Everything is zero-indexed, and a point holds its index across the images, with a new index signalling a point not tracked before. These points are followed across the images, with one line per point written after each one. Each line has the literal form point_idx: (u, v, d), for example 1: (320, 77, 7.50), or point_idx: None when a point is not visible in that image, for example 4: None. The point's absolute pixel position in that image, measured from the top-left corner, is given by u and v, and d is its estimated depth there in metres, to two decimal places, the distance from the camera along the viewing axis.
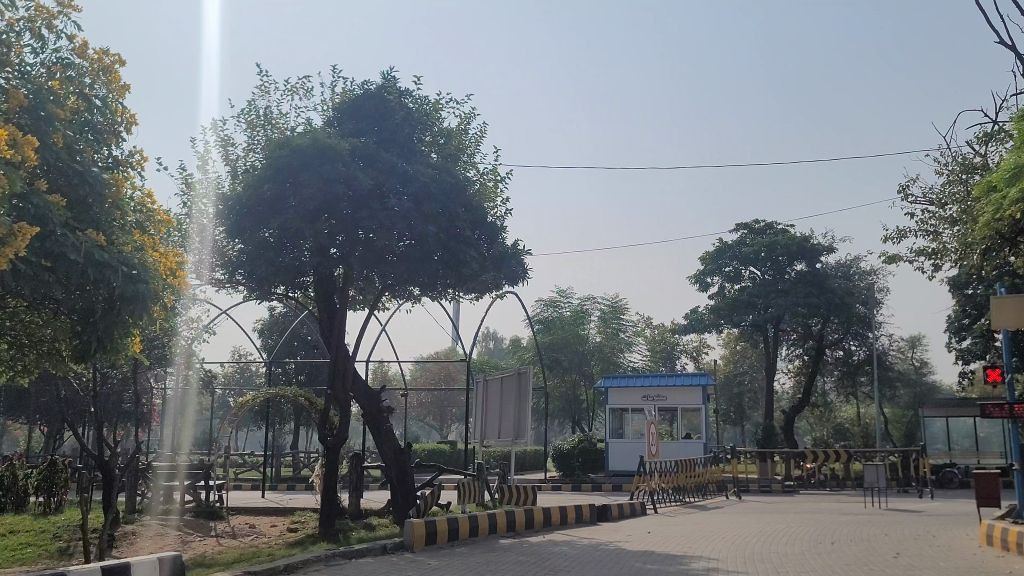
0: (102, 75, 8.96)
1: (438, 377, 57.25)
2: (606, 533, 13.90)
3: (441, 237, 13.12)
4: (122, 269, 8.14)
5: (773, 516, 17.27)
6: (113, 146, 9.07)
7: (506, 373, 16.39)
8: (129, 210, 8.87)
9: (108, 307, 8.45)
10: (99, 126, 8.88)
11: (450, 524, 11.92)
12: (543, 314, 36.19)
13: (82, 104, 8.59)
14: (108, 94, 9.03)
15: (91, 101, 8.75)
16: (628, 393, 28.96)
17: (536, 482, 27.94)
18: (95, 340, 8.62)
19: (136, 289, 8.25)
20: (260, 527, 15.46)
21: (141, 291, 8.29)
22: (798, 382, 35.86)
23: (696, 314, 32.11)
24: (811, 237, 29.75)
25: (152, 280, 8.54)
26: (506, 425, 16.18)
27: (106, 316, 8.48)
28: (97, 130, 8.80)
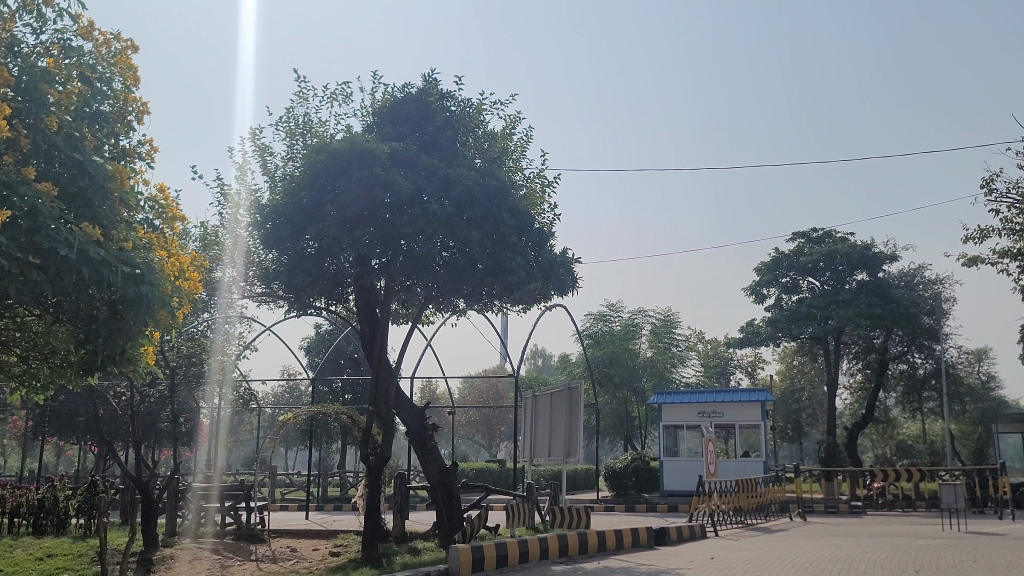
0: (108, 58, 8.78)
1: (486, 395, 56.55)
2: (666, 559, 13.04)
3: (485, 243, 12.43)
4: (123, 268, 7.87)
5: (843, 540, 16.22)
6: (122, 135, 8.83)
7: (557, 387, 15.57)
8: (134, 204, 8.51)
9: (113, 312, 8.25)
10: (107, 113, 8.68)
11: (498, 549, 11.16)
12: (593, 328, 35.31)
13: (85, 87, 8.39)
14: (115, 79, 8.84)
15: (95, 84, 8.55)
16: (682, 409, 27.94)
17: (588, 502, 27.01)
18: (100, 346, 8.36)
19: (140, 291, 8.00)
20: (302, 550, 14.86)
21: (144, 293, 8.03)
22: (860, 397, 34.41)
23: (752, 327, 30.99)
24: (873, 245, 28.52)
25: (157, 282, 8.27)
26: (557, 443, 15.35)
27: (111, 320, 8.28)
28: (103, 117, 8.61)
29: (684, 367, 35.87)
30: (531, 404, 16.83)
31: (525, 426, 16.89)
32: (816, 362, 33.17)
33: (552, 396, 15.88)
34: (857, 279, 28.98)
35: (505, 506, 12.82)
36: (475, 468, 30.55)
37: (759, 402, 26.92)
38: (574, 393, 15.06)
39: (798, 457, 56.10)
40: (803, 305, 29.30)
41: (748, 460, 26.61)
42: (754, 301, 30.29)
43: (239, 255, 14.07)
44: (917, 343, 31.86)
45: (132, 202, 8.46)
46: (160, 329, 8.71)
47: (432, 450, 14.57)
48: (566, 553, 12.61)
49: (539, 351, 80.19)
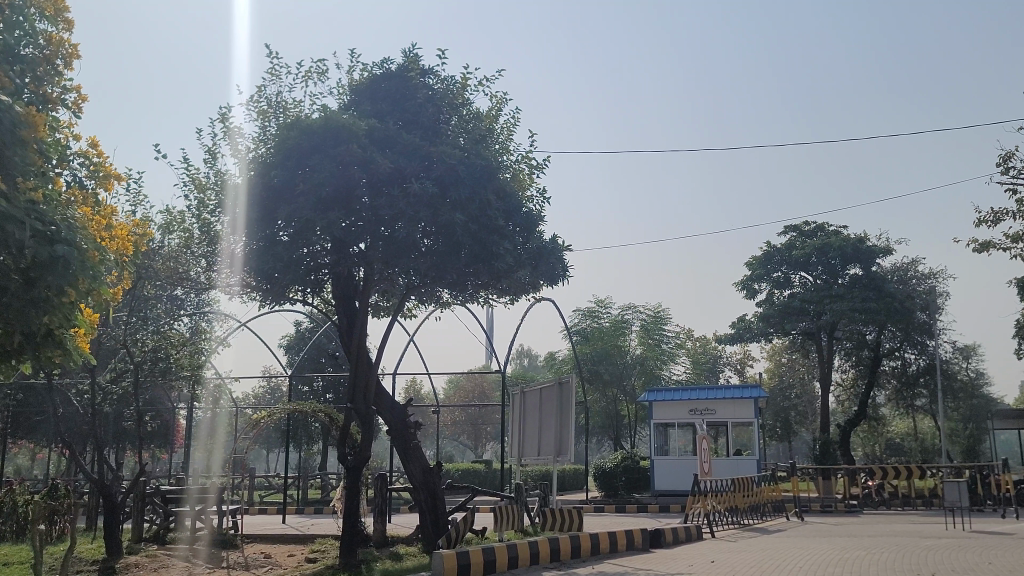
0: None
1: (472, 394, 55.76)
2: (664, 563, 12.28)
3: (471, 227, 11.65)
4: (31, 224, 6.67)
5: (845, 541, 15.51)
6: (46, 78, 8.00)
7: (547, 382, 14.76)
8: (48, 154, 7.45)
9: (23, 284, 6.93)
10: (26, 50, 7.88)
11: (485, 555, 10.34)
12: (581, 325, 34.53)
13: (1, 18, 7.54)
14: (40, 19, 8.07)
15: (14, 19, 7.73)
16: (673, 407, 27.23)
17: (577, 503, 26.26)
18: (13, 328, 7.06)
19: (54, 250, 6.80)
20: (277, 557, 14.02)
21: (60, 252, 6.83)
22: (852, 394, 33.77)
23: (744, 323, 30.31)
24: (867, 238, 27.88)
25: (77, 243, 7.10)
26: (547, 441, 14.54)
27: (23, 296, 6.95)
28: (23, 56, 7.79)
29: (674, 364, 35.19)
30: (519, 401, 16.02)
31: (513, 424, 16.07)
32: (808, 359, 32.53)
33: (542, 392, 15.07)
34: (850, 273, 28.36)
35: (494, 507, 12.03)
36: (461, 468, 29.74)
37: (752, 399, 26.28)
38: (565, 388, 14.25)
39: (787, 456, 55.58)
40: (796, 299, 28.63)
41: (741, 459, 25.94)
42: (746, 296, 29.62)
43: (209, 244, 13.22)
44: (911, 339, 31.27)
45: (46, 152, 7.40)
46: (79, 302, 7.50)
47: (415, 450, 13.74)
48: (558, 557, 11.82)
49: (526, 350, 79.41)
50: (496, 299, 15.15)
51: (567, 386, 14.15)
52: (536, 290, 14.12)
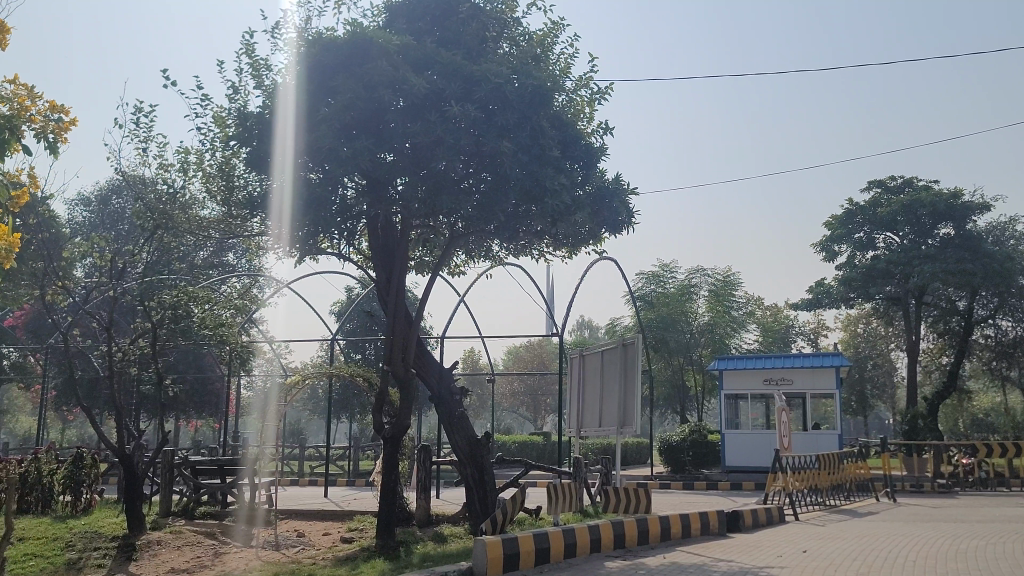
0: None
1: (533, 365, 54.43)
2: (748, 553, 10.53)
3: (521, 157, 10.07)
4: None
5: (953, 527, 13.55)
6: None
7: (610, 346, 13.09)
8: None
9: None
10: None
11: (537, 542, 8.78)
12: (646, 289, 32.67)
13: None
14: None
15: None
16: (745, 376, 25.30)
17: (642, 479, 24.63)
18: None
19: None
20: (311, 535, 12.68)
21: None
22: (939, 364, 31.34)
23: (822, 288, 28.13)
24: (962, 194, 25.43)
25: None
26: (611, 411, 12.89)
27: None
28: None
29: (745, 333, 33.15)
30: (579, 366, 14.40)
31: (572, 393, 14.46)
32: (892, 327, 30.21)
33: (604, 355, 13.41)
34: (941, 232, 25.97)
35: (549, 485, 10.45)
36: (519, 441, 28.33)
37: (834, 368, 24.26)
38: (631, 351, 12.56)
39: (863, 431, 53.08)
40: (881, 261, 26.35)
41: (821, 432, 24.06)
42: (824, 259, 27.45)
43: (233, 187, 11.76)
44: (1007, 305, 28.74)
45: None
46: None
47: (461, 418, 12.26)
48: (623, 544, 10.24)
49: (588, 322, 77.71)
50: (552, 251, 13.52)
51: (634, 348, 12.43)
52: (596, 240, 12.50)
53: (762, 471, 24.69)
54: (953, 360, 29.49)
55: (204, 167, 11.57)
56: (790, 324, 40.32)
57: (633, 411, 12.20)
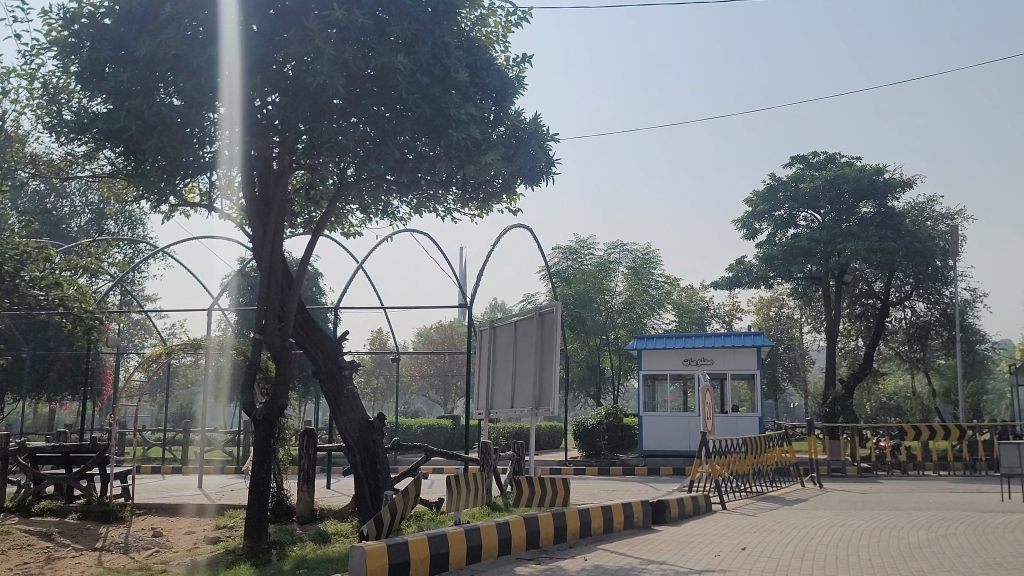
0: None
1: (443, 346, 52.71)
2: (681, 551, 9.10)
3: (418, 78, 8.66)
4: None
5: (893, 516, 12.45)
6: None
7: (524, 314, 11.46)
8: None
9: None
10: None
11: (435, 547, 7.19)
12: (562, 265, 31.29)
13: None
14: None
15: None
16: (664, 355, 24.16)
17: (554, 464, 23.26)
18: None
19: None
20: (171, 535, 10.74)
21: None
22: (856, 347, 30.92)
23: (743, 266, 27.19)
24: (885, 170, 24.74)
25: None
26: (524, 389, 11.30)
27: None
28: None
29: (663, 313, 32.16)
30: (487, 338, 12.74)
31: (481, 369, 12.80)
32: (811, 308, 29.56)
33: (517, 326, 11.78)
34: (863, 211, 25.30)
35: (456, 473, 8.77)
36: (424, 424, 26.59)
37: (756, 348, 23.35)
38: (548, 319, 10.95)
39: (774, 415, 53.19)
40: (802, 239, 25.47)
41: (741, 415, 23.19)
42: (745, 236, 26.51)
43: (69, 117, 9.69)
44: (924, 287, 28.38)
45: None
46: None
47: (351, 399, 10.50)
48: (537, 543, 8.74)
49: (501, 305, 76.44)
50: (459, 206, 11.90)
51: (552, 316, 10.83)
52: (508, 193, 10.86)
53: (680, 455, 23.64)
54: (870, 342, 29.01)
55: (31, 90, 9.48)
56: (705, 306, 39.65)
57: (550, 388, 10.64)
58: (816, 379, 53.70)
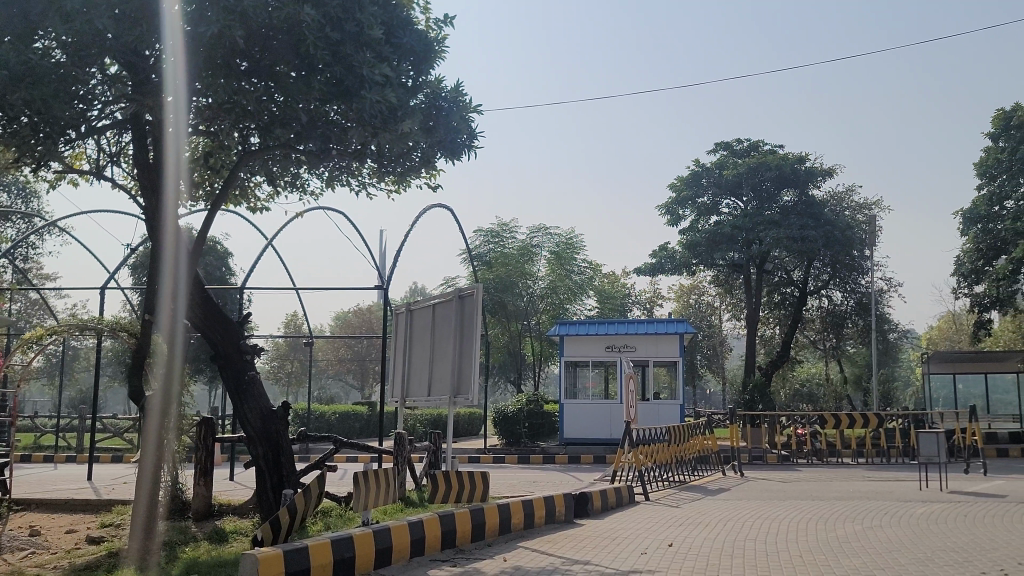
0: None
1: (362, 330, 51.54)
2: (606, 548, 8.61)
3: (325, 31, 8.28)
4: None
5: (816, 506, 12.23)
6: None
7: (441, 297, 10.77)
8: None
9: None
10: None
11: (337, 551, 6.56)
12: (483, 247, 30.59)
13: None
14: None
15: None
16: (586, 341, 23.79)
17: (472, 452, 22.68)
18: None
19: None
20: (50, 535, 9.79)
21: None
22: (775, 335, 31.16)
23: (666, 253, 26.97)
24: (807, 159, 24.76)
25: None
26: (442, 376, 10.65)
27: None
28: None
29: (585, 299, 31.85)
30: (402, 322, 12.02)
31: (395, 354, 12.07)
32: (731, 296, 29.60)
33: (434, 309, 11.09)
34: (784, 199, 25.31)
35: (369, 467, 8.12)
36: (338, 411, 25.66)
37: (678, 335, 23.17)
38: (468, 302, 10.30)
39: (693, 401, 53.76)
40: (724, 225, 25.33)
41: (662, 402, 23.02)
42: (668, 222, 26.29)
43: None
44: (841, 276, 28.68)
45: None
46: None
47: (250, 385, 9.68)
48: (452, 542, 8.17)
49: (422, 289, 75.40)
50: (373, 179, 11.13)
51: (472, 300, 10.17)
52: (427, 167, 10.14)
53: (600, 442, 23.34)
54: (788, 330, 29.22)
55: None
56: (627, 292, 39.54)
57: (469, 377, 10.02)
58: (733, 365, 54.40)
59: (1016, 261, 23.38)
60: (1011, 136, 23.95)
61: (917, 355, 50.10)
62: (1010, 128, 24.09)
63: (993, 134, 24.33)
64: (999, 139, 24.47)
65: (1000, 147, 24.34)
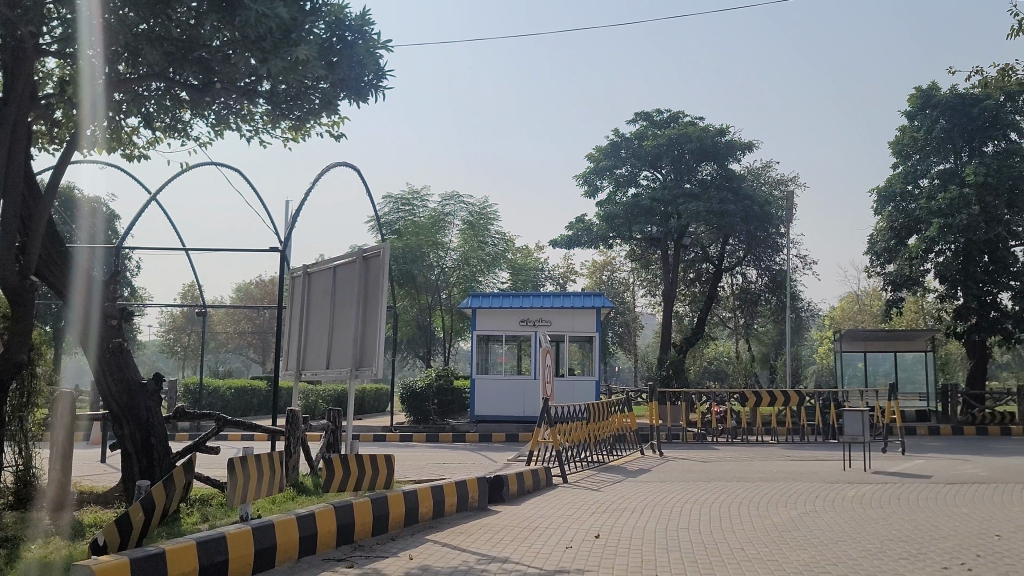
0: None
1: (264, 302, 49.53)
2: (524, 542, 7.63)
3: None
4: None
5: (742, 489, 11.56)
6: None
7: (341, 258, 9.57)
8: None
9: None
10: None
11: (205, 556, 5.45)
12: (392, 214, 29.16)
13: None
14: None
15: None
16: (499, 314, 22.82)
17: (377, 430, 21.48)
18: None
19: None
20: None
21: None
22: (689, 312, 30.86)
23: (582, 225, 26.12)
24: (728, 132, 24.19)
25: None
26: (341, 347, 9.46)
27: None
28: None
29: (498, 272, 30.89)
30: (295, 287, 10.74)
31: (287, 322, 10.80)
32: (647, 271, 29.07)
33: (332, 272, 9.87)
34: (703, 172, 24.80)
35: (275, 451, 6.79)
36: (235, 386, 24.07)
37: (595, 309, 22.46)
38: (373, 264, 9.13)
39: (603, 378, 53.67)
40: (643, 197, 24.60)
41: (578, 378, 22.34)
42: (585, 193, 25.48)
43: None
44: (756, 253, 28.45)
45: None
46: None
47: (117, 356, 8.28)
48: (349, 538, 7.09)
49: None
50: (269, 127, 10.04)
51: (377, 260, 8.99)
52: (326, 110, 9.39)
53: (512, 420, 22.43)
54: (703, 307, 28.90)
55: None
56: (540, 267, 38.79)
57: (373, 346, 8.90)
58: (644, 342, 54.47)
59: (929, 241, 23.46)
60: (927, 115, 23.97)
61: (821, 335, 51.06)
62: (926, 107, 24.12)
63: (910, 112, 24.35)
64: (914, 118, 24.47)
65: (916, 126, 24.35)
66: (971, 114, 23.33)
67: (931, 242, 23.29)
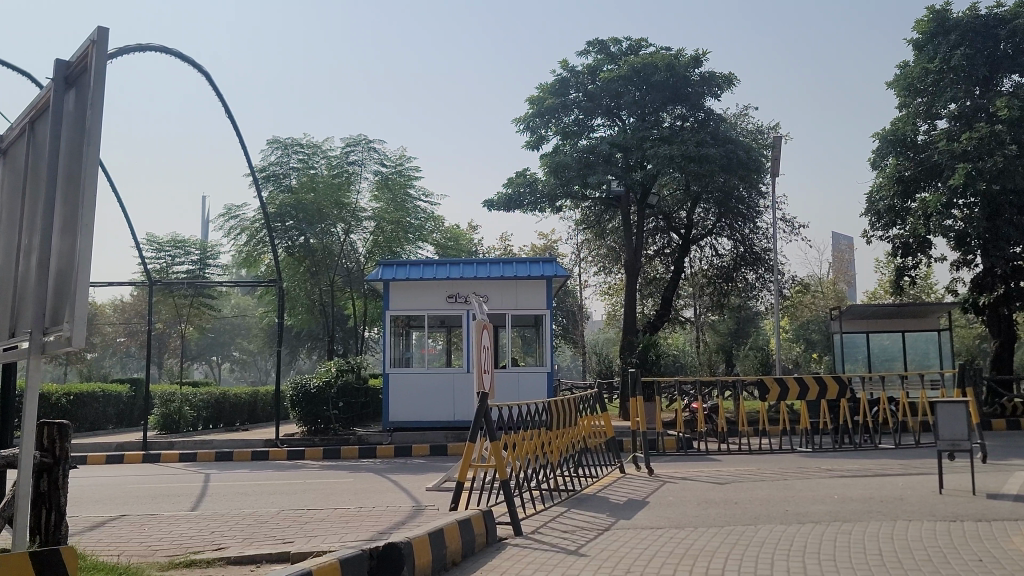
0: None
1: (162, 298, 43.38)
2: None
3: None
4: None
5: (829, 545, 6.64)
6: None
7: (33, 97, 4.42)
8: None
9: None
10: None
11: None
12: (279, 167, 23.60)
13: None
14: None
15: None
16: (420, 289, 17.79)
17: (258, 446, 16.15)
18: None
19: None
20: None
21: None
22: (650, 293, 26.18)
23: (525, 181, 21.17)
24: (702, 61, 19.44)
25: None
26: (29, 282, 4.23)
27: None
28: None
29: (422, 246, 25.82)
30: None
31: None
32: (601, 241, 24.31)
33: (27, 133, 4.66)
34: (670, 116, 20.06)
35: None
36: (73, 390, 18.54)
37: (545, 279, 17.56)
38: (82, 87, 3.99)
39: None
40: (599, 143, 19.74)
41: (524, 371, 17.45)
42: (528, 142, 20.53)
43: None
44: (728, 218, 23.94)
45: None
46: None
47: None
48: None
49: None
50: None
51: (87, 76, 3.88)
52: None
53: (437, 428, 17.34)
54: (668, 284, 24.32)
55: None
56: (472, 248, 33.84)
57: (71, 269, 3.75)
58: (588, 334, 49.94)
59: (950, 193, 19.08)
60: (941, 41, 19.68)
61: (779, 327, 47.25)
62: (939, 33, 19.88)
63: (919, 40, 20.07)
64: (925, 48, 20.18)
65: (927, 56, 20.08)
66: (994, 38, 19.20)
67: (953, 193, 18.92)
